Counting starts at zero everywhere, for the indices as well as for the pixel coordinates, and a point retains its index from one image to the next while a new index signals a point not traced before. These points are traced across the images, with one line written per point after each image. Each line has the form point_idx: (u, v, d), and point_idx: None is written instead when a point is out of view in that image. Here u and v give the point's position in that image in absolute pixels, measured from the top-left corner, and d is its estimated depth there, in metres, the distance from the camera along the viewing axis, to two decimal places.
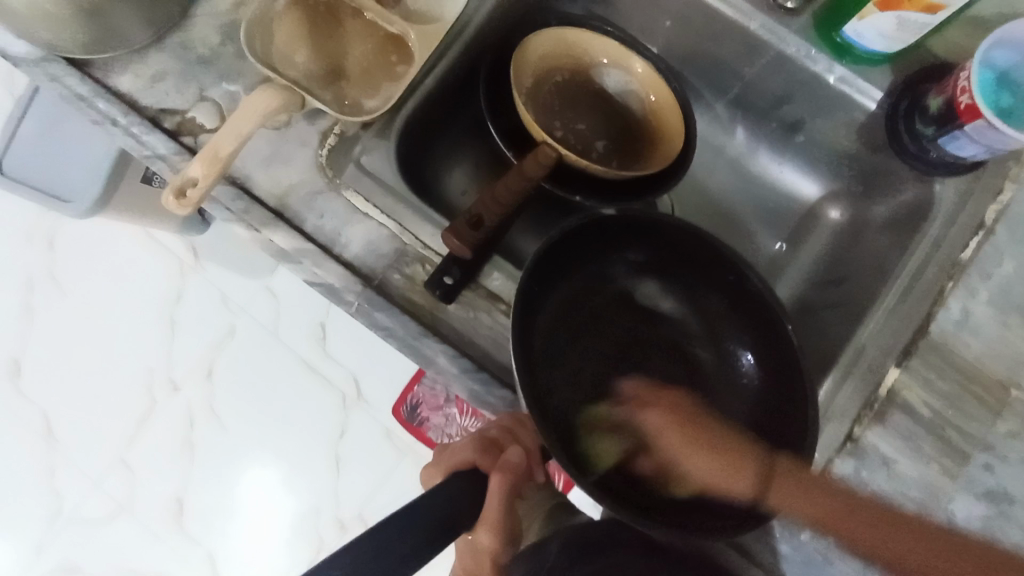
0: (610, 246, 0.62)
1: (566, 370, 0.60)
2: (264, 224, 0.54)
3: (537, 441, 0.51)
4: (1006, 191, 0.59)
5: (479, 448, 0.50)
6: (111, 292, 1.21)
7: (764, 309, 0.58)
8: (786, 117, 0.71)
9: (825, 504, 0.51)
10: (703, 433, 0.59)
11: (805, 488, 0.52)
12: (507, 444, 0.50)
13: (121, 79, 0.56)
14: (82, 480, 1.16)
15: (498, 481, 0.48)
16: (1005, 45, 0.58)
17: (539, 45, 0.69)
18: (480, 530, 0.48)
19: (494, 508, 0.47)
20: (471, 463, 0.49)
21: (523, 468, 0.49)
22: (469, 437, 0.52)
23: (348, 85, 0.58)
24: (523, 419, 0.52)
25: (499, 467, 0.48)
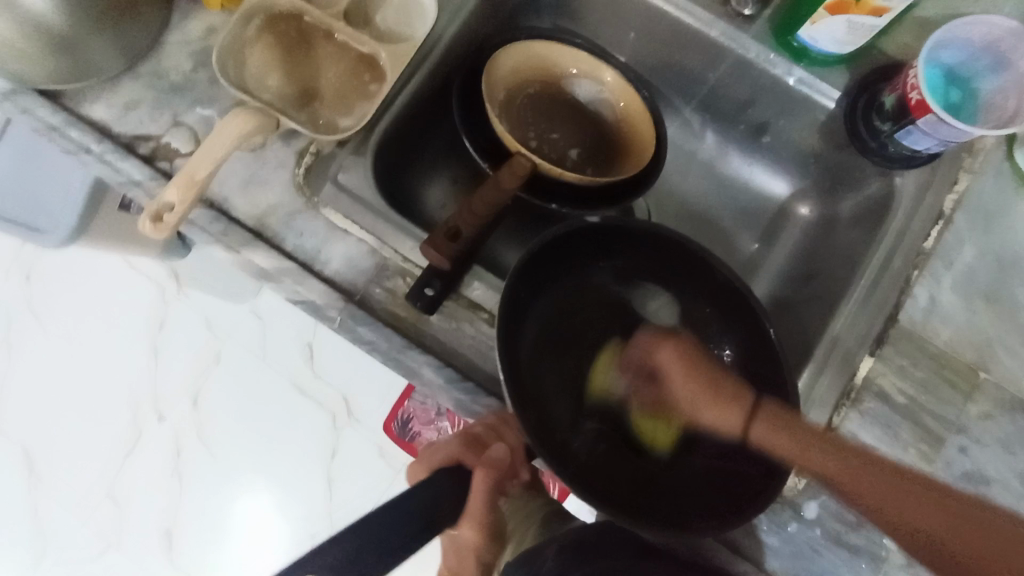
0: (595, 251, 0.62)
1: (555, 373, 0.61)
2: (243, 245, 0.55)
3: (521, 439, 0.51)
4: (962, 181, 0.62)
5: (463, 445, 0.50)
6: (91, 323, 1.19)
7: (744, 305, 0.59)
8: (753, 120, 0.74)
9: (860, 472, 0.44)
10: (703, 365, 0.54)
11: (793, 430, 0.48)
12: (491, 441, 0.50)
13: (94, 108, 0.56)
14: (66, 516, 1.13)
15: (482, 477, 0.48)
16: (948, 45, 0.61)
17: (510, 59, 0.70)
18: (464, 526, 0.48)
19: (477, 504, 0.48)
20: (455, 459, 0.49)
21: (506, 464, 0.49)
22: (452, 434, 0.52)
23: (322, 106, 0.59)
24: (506, 416, 0.52)
25: (484, 463, 0.48)
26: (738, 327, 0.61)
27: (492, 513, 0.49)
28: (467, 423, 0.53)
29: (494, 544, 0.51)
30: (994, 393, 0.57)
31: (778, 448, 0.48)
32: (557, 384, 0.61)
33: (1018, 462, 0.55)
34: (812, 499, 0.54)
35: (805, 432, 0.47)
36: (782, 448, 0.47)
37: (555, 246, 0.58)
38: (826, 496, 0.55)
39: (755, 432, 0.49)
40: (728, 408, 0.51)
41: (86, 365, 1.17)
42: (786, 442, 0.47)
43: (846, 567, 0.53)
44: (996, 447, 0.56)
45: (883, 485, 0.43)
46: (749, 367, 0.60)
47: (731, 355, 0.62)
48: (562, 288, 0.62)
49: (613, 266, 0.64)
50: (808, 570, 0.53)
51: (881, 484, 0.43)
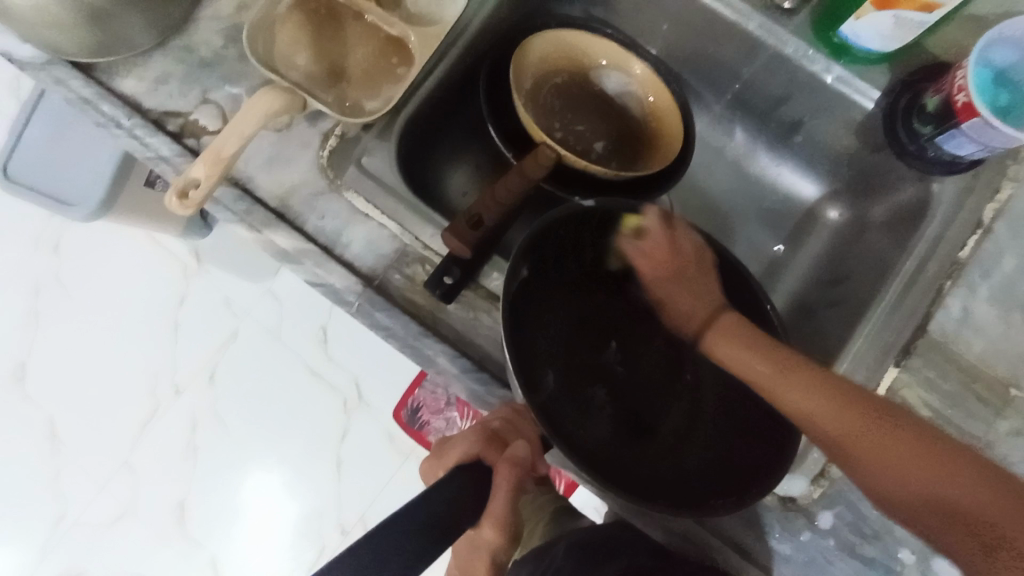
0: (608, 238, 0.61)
1: (562, 369, 0.57)
2: (266, 225, 0.55)
3: (538, 430, 0.51)
4: (1004, 191, 0.59)
5: (485, 440, 0.49)
6: (114, 295, 1.21)
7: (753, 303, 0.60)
8: (785, 118, 0.72)
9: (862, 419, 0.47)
10: (687, 272, 0.59)
11: (729, 338, 0.55)
12: (512, 438, 0.50)
13: (125, 82, 0.57)
14: (84, 482, 1.16)
15: (505, 473, 0.47)
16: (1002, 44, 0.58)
17: (540, 47, 0.69)
18: (485, 526, 0.47)
19: (499, 503, 0.46)
20: (475, 455, 0.48)
21: (528, 461, 0.48)
22: (470, 428, 0.51)
23: (349, 87, 0.59)
24: (519, 407, 0.52)
25: (506, 459, 0.47)
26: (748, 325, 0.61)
27: (514, 512, 0.48)
28: (486, 418, 0.52)
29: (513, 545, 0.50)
30: None
31: (741, 367, 0.54)
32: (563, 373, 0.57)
33: None
34: (827, 509, 0.53)
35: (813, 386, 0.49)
36: (727, 351, 0.55)
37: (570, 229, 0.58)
38: (842, 506, 0.53)
39: (713, 343, 0.56)
40: (695, 289, 0.58)
41: (107, 336, 1.20)
42: (739, 355, 0.54)
43: None
44: None
45: (884, 439, 0.45)
46: None
47: None
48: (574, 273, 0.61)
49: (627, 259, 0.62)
50: None
51: (881, 433, 0.46)
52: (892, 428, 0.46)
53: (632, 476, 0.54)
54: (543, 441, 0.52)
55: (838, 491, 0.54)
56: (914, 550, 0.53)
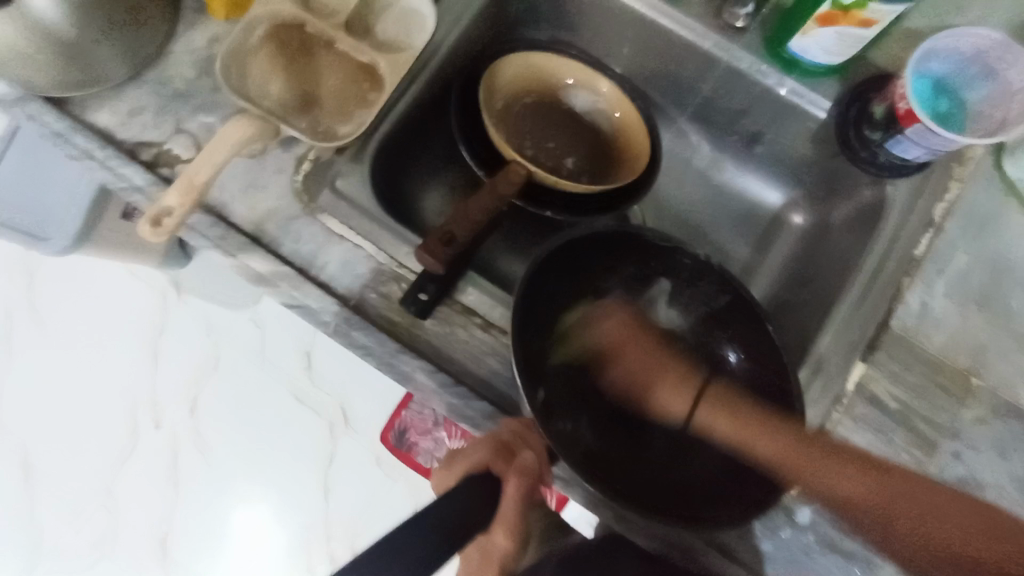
0: (608, 256, 0.62)
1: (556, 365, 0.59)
2: (242, 250, 0.55)
3: (546, 441, 0.51)
4: (953, 189, 0.63)
5: (493, 452, 0.49)
6: (92, 330, 1.19)
7: (751, 313, 0.60)
8: (745, 130, 0.75)
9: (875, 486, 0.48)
10: (641, 339, 0.59)
11: (733, 411, 0.54)
12: (519, 448, 0.50)
13: (98, 114, 0.58)
14: (61, 524, 1.13)
15: (515, 483, 0.47)
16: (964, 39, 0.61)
17: (509, 70, 0.72)
18: (496, 532, 0.48)
19: (510, 509, 0.47)
20: (485, 466, 0.48)
21: (537, 469, 0.49)
22: (479, 438, 0.51)
23: (322, 113, 0.60)
24: (529, 422, 0.52)
25: (515, 470, 0.48)
26: (743, 336, 0.61)
27: (524, 515, 0.48)
28: (493, 429, 0.52)
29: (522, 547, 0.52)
30: (988, 399, 0.57)
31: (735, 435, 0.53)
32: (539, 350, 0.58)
33: (1013, 469, 0.55)
34: (806, 505, 0.54)
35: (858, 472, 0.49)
36: (727, 430, 0.54)
37: (564, 253, 0.58)
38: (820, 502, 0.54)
39: (702, 413, 0.55)
40: (682, 389, 0.56)
41: (85, 370, 1.18)
42: (731, 427, 0.54)
43: (841, 575, 0.53)
44: (990, 453, 0.55)
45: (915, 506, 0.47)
46: (752, 371, 0.60)
47: (735, 359, 0.62)
48: (573, 284, 0.61)
49: (619, 273, 0.63)
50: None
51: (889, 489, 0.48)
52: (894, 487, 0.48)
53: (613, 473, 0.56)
54: (550, 453, 0.52)
55: None
56: None
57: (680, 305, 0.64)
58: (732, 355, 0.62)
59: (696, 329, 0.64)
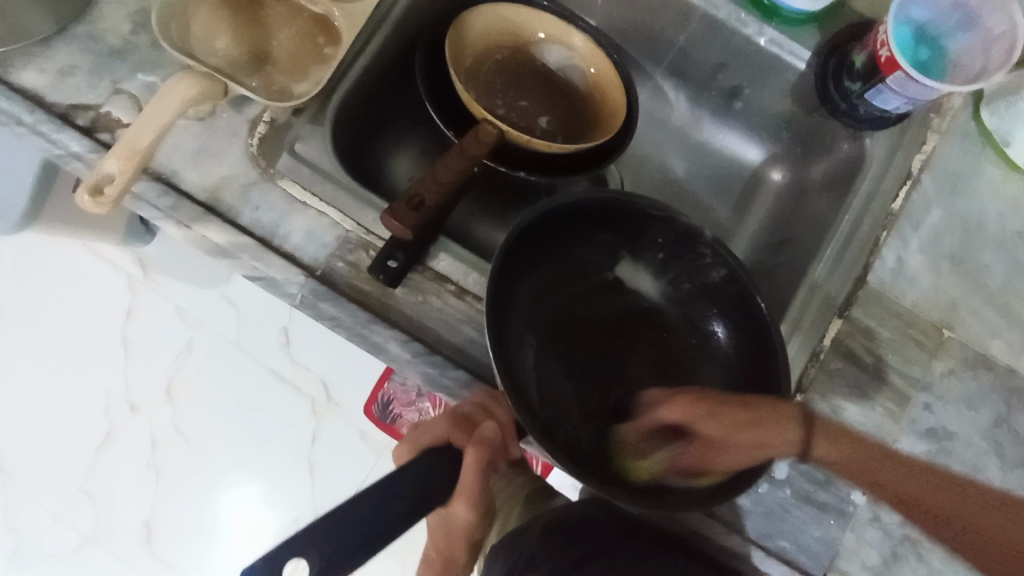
0: (582, 230, 0.60)
1: (539, 346, 0.58)
2: (196, 221, 0.52)
3: (512, 414, 0.51)
4: (929, 142, 0.62)
5: (452, 424, 0.50)
6: (53, 313, 1.14)
7: (741, 288, 0.58)
8: (724, 85, 0.72)
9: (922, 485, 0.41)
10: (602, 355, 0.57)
11: (716, 411, 0.50)
12: (481, 420, 0.50)
13: (24, 75, 0.52)
14: (37, 511, 1.10)
15: (473, 456, 0.48)
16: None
17: (477, 23, 0.68)
18: (457, 504, 0.49)
19: (468, 482, 0.48)
20: (444, 438, 0.49)
21: (498, 441, 0.49)
22: (442, 413, 0.52)
23: (275, 70, 0.56)
24: (496, 395, 0.52)
25: (475, 442, 0.48)
26: (730, 308, 0.60)
27: (484, 488, 0.49)
28: (457, 404, 0.52)
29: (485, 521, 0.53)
30: (958, 351, 0.58)
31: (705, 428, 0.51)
32: (518, 332, 0.57)
33: (979, 418, 0.56)
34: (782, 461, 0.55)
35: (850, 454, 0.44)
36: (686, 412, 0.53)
37: (543, 227, 0.57)
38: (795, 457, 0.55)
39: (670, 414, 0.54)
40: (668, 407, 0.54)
41: (49, 355, 1.13)
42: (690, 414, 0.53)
43: (815, 525, 0.54)
44: (958, 403, 0.57)
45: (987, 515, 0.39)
46: (739, 344, 0.59)
47: (722, 331, 0.61)
48: (554, 264, 0.60)
49: (605, 244, 0.62)
50: (778, 530, 0.54)
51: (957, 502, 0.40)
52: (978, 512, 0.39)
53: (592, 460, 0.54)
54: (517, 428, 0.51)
55: None
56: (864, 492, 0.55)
57: (663, 280, 0.64)
58: (720, 327, 0.61)
59: (684, 304, 0.63)
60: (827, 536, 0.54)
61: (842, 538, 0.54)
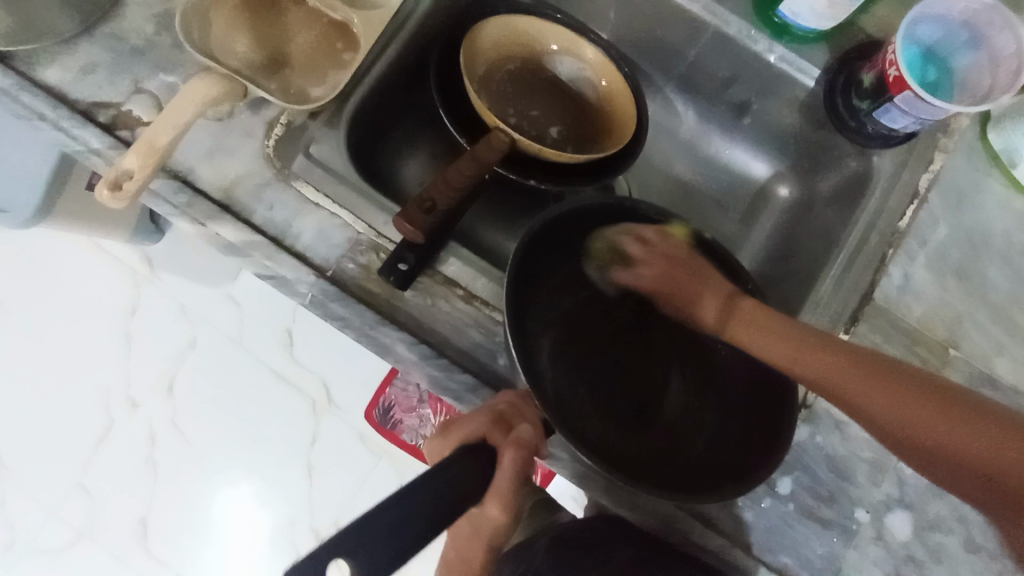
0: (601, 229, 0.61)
1: (551, 345, 0.58)
2: (211, 218, 0.53)
3: (546, 416, 0.50)
4: (937, 161, 0.62)
5: (491, 422, 0.48)
6: (60, 308, 1.15)
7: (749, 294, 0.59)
8: (733, 99, 0.73)
9: (853, 372, 0.46)
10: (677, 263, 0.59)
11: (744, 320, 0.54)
12: (517, 421, 0.48)
13: (48, 72, 0.53)
14: (35, 505, 1.10)
15: (510, 456, 0.46)
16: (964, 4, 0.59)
17: (492, 32, 0.69)
18: (489, 504, 0.47)
19: (504, 482, 0.46)
20: (482, 436, 0.47)
21: (534, 444, 0.48)
22: (477, 409, 0.49)
23: (293, 74, 0.57)
24: (524, 393, 0.51)
25: (512, 443, 0.47)
26: None
27: (519, 490, 0.48)
28: (492, 401, 0.50)
29: (510, 525, 0.52)
30: (963, 369, 0.58)
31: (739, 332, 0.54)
32: (533, 330, 0.57)
33: None
34: (785, 474, 0.55)
35: (826, 362, 0.48)
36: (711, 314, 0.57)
37: (565, 225, 0.58)
38: (799, 471, 0.55)
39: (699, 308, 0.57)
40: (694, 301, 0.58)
41: (55, 349, 1.14)
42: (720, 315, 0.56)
43: (818, 540, 0.54)
44: None
45: (874, 382, 0.45)
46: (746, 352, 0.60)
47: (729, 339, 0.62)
48: (568, 264, 0.61)
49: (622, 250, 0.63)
50: (781, 544, 0.54)
51: (897, 398, 0.44)
52: (953, 413, 0.42)
53: (611, 457, 0.54)
54: (545, 427, 0.50)
55: (797, 457, 0.55)
56: (867, 507, 0.55)
57: None
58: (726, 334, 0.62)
59: None
60: (830, 552, 0.54)
61: (845, 555, 0.54)
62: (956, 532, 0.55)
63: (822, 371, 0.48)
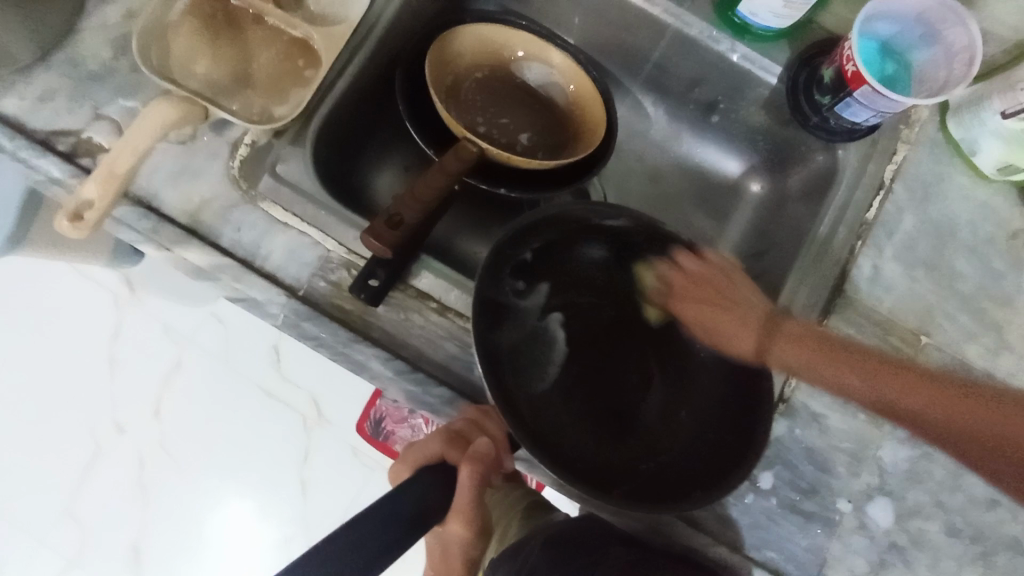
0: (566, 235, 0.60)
1: (527, 358, 0.59)
2: (177, 243, 0.52)
3: (505, 430, 0.51)
4: (900, 152, 0.64)
5: (446, 441, 0.50)
6: (38, 335, 1.13)
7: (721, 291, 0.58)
8: (701, 99, 0.74)
9: (890, 381, 0.52)
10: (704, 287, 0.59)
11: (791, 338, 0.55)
12: (474, 436, 0.50)
13: (4, 102, 0.53)
14: (20, 538, 1.08)
15: (467, 472, 0.48)
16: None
17: (458, 42, 0.69)
18: (452, 521, 0.49)
19: (464, 498, 0.48)
20: (440, 456, 0.49)
21: (492, 457, 0.49)
22: (435, 430, 0.52)
23: (256, 93, 0.57)
24: (488, 410, 0.52)
25: (469, 458, 0.48)
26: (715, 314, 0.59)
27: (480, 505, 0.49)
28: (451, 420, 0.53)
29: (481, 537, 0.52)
30: (936, 356, 0.59)
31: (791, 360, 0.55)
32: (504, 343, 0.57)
33: None
34: (766, 470, 0.55)
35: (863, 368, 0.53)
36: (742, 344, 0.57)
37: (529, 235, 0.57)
38: (779, 465, 0.55)
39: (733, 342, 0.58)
40: (732, 315, 0.58)
41: (35, 378, 1.12)
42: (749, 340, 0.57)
43: (801, 534, 0.54)
44: None
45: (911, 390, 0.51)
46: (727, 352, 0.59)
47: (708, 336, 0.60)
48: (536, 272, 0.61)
49: (592, 256, 0.62)
50: (765, 540, 0.54)
51: (912, 391, 0.51)
52: (984, 404, 0.50)
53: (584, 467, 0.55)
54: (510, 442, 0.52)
55: (777, 452, 0.56)
56: (847, 497, 0.55)
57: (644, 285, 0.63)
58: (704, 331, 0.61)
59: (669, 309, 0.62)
60: (813, 544, 0.54)
61: (829, 547, 0.54)
62: (936, 517, 0.56)
63: (865, 395, 0.53)
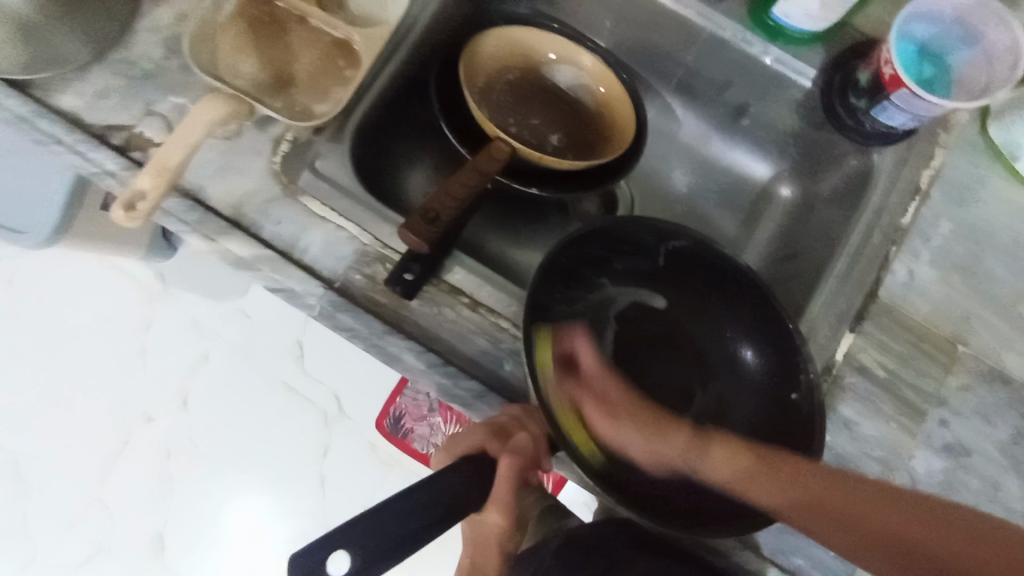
0: (609, 250, 0.60)
1: None
2: (220, 234, 0.54)
3: (546, 428, 0.51)
4: (938, 157, 0.63)
5: (488, 433, 0.50)
6: (76, 325, 1.17)
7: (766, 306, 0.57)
8: (731, 102, 0.74)
9: (882, 512, 0.45)
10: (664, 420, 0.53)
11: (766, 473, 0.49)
12: (515, 430, 0.50)
13: (63, 98, 0.55)
14: (53, 521, 1.12)
15: (508, 464, 0.49)
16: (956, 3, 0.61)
17: (491, 44, 0.70)
18: (491, 512, 0.50)
19: (501, 490, 0.49)
20: (480, 447, 0.50)
21: (532, 453, 0.49)
22: (476, 423, 0.52)
23: (297, 92, 0.58)
24: (531, 408, 0.51)
25: (509, 451, 0.49)
26: (758, 333, 0.59)
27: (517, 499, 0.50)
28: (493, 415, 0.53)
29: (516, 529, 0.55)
30: (972, 364, 0.58)
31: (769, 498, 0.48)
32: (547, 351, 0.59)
33: (996, 433, 0.56)
34: None
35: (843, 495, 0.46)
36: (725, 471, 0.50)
37: (576, 247, 0.58)
38: None
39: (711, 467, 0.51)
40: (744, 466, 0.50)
41: (71, 367, 1.16)
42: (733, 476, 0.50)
43: None
44: (973, 417, 0.56)
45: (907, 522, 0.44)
46: (772, 370, 0.58)
47: (752, 354, 0.60)
48: (576, 285, 0.62)
49: (633, 268, 0.63)
50: (792, 545, 0.53)
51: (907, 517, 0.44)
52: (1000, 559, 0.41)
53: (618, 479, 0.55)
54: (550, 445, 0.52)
55: None
56: None
57: (687, 300, 0.63)
58: (748, 351, 0.60)
59: (712, 326, 0.63)
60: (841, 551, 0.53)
61: None
62: None
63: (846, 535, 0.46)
